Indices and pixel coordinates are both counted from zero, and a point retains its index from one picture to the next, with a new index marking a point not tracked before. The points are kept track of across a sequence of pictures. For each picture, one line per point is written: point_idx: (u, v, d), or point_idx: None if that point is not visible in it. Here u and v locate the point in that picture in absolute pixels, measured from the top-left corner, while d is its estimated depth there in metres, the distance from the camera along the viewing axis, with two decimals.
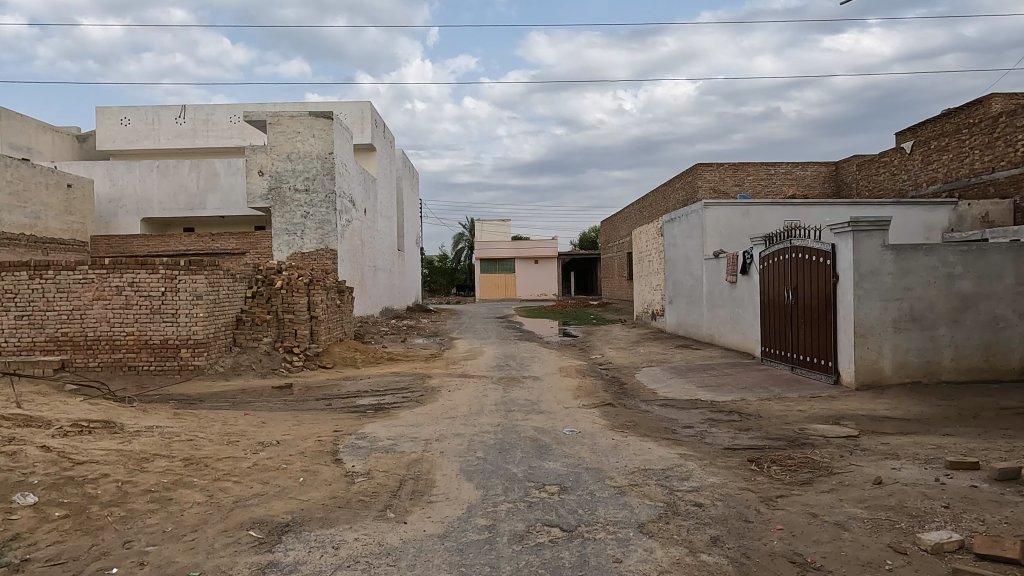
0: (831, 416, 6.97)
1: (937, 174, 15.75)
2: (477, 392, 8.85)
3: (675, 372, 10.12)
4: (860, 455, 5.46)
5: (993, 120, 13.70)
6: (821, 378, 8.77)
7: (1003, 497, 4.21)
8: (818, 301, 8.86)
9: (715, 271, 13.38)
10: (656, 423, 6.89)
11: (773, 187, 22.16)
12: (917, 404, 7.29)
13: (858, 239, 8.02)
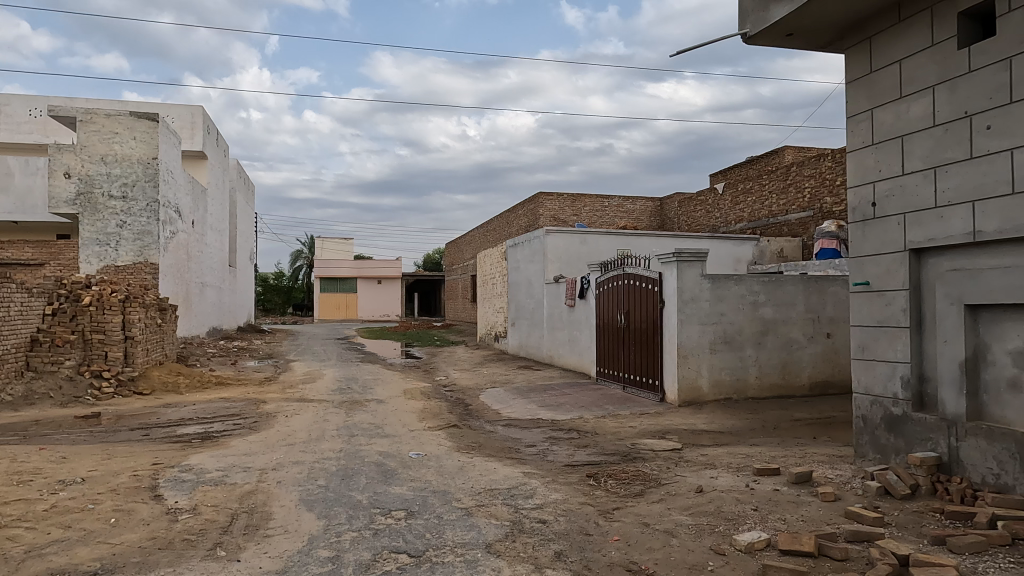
0: (657, 431, 7.54)
1: (743, 213, 17.80)
2: (317, 417, 8.44)
3: (518, 393, 10.38)
4: (683, 466, 5.97)
5: (787, 170, 15.91)
6: (648, 396, 9.46)
7: (799, 498, 4.82)
8: (647, 325, 9.59)
9: (555, 295, 13.99)
10: (501, 443, 7.01)
11: (607, 218, 23.66)
12: (729, 417, 8.12)
13: (681, 268, 8.80)
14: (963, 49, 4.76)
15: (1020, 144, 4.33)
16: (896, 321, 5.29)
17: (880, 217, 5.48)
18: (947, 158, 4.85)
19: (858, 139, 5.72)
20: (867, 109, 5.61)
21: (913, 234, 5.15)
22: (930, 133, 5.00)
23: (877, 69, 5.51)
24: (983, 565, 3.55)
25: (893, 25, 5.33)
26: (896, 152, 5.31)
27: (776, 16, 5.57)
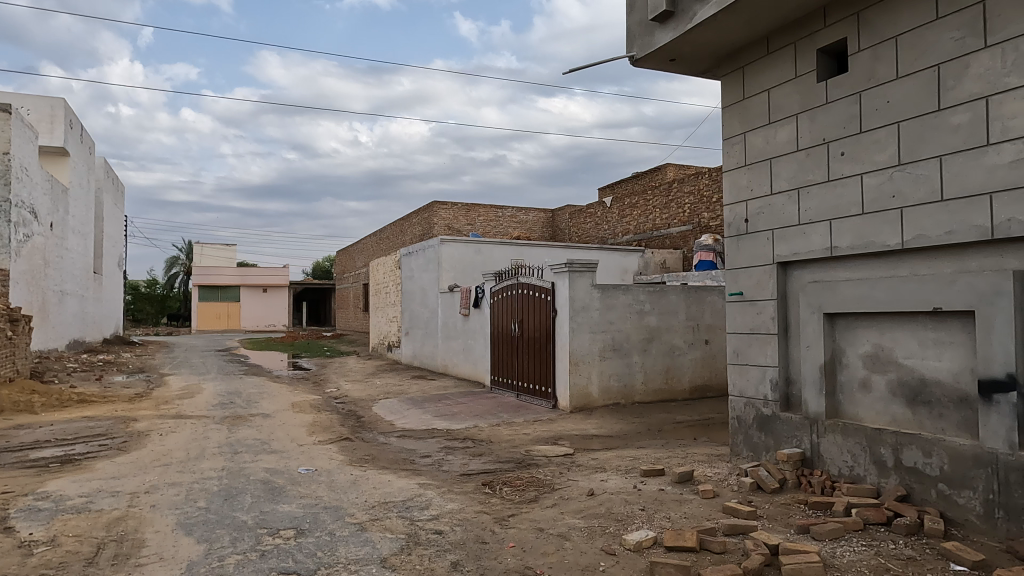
0: (550, 437, 7.71)
1: (629, 226, 18.64)
2: (196, 434, 7.92)
3: (412, 403, 10.26)
4: (575, 470, 6.14)
5: (669, 186, 16.85)
6: (541, 403, 9.66)
7: (682, 496, 5.10)
8: (540, 334, 9.80)
9: (449, 304, 13.98)
10: (395, 455, 6.89)
11: (500, 228, 23.94)
12: (618, 422, 8.45)
13: (573, 278, 9.07)
14: (821, 82, 5.27)
15: (868, 170, 4.86)
16: (766, 328, 5.73)
17: (752, 233, 5.93)
18: (809, 180, 5.34)
19: (733, 160, 6.17)
20: (741, 133, 6.07)
21: (781, 248, 5.61)
22: (794, 156, 5.49)
23: (749, 96, 5.97)
24: (840, 549, 3.93)
25: (763, 56, 5.81)
26: (766, 173, 5.78)
27: (661, 41, 5.89)
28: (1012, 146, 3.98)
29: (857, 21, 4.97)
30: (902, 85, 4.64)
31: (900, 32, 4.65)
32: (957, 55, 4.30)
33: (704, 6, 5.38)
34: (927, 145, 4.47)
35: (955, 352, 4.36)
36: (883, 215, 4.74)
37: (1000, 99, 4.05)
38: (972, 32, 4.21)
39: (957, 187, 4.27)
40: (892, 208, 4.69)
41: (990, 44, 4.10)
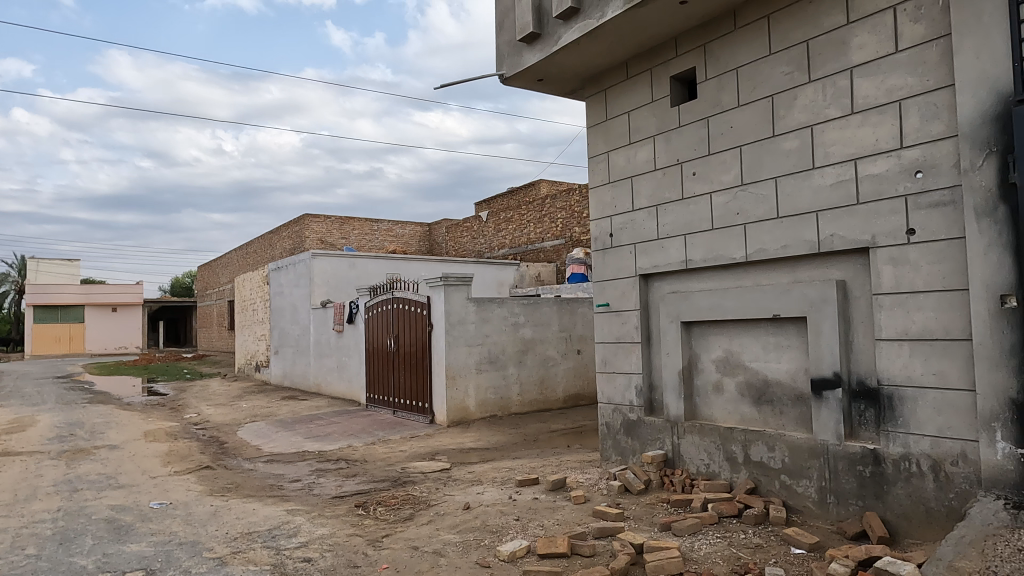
0: (427, 453, 7.63)
1: (505, 240, 18.98)
2: (27, 473, 7.05)
3: (281, 425, 9.77)
4: (452, 485, 6.12)
5: (542, 202, 17.37)
6: (418, 418, 9.54)
7: (555, 503, 5.22)
8: (416, 348, 9.69)
9: (321, 321, 13.49)
10: (261, 481, 6.52)
11: (376, 242, 23.49)
12: (494, 434, 8.52)
13: (448, 292, 9.07)
14: (674, 106, 5.67)
15: (716, 189, 5.28)
16: (631, 337, 6.03)
17: (616, 247, 6.23)
18: (666, 198, 5.70)
19: (597, 178, 6.47)
20: (604, 152, 6.37)
21: (642, 261, 5.94)
22: (652, 175, 5.85)
23: (611, 117, 6.30)
24: (698, 543, 4.19)
25: (622, 80, 6.16)
26: (627, 191, 6.11)
27: (528, 60, 6.08)
28: (834, 170, 4.50)
29: (704, 51, 5.41)
30: (742, 112, 5.10)
31: (740, 64, 5.12)
32: (787, 88, 4.79)
33: (567, 30, 5.62)
34: (764, 168, 4.93)
35: (792, 354, 4.82)
36: (729, 231, 5.17)
37: (823, 127, 4.56)
38: (799, 68, 4.71)
39: (790, 206, 4.75)
40: (737, 224, 5.11)
41: (814, 79, 4.62)
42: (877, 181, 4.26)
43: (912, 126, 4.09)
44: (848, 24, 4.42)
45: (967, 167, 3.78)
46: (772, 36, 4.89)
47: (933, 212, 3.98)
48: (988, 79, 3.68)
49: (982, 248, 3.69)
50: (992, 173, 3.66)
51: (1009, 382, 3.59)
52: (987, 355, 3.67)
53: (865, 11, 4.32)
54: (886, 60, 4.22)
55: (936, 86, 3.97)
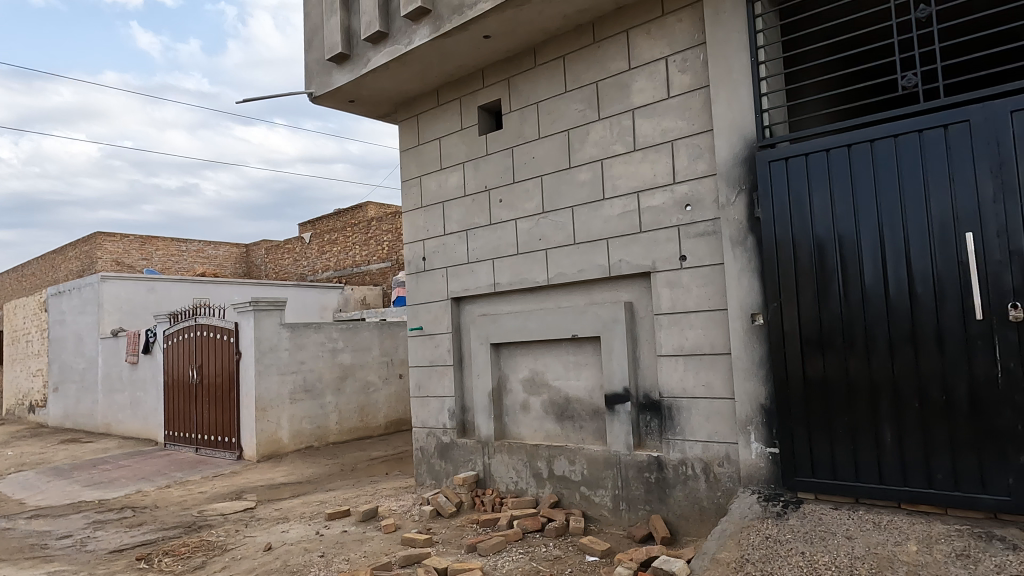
0: (231, 492, 7.07)
1: (329, 262, 18.37)
2: None
3: (56, 474, 8.52)
4: (254, 525, 5.70)
5: (368, 223, 17.11)
6: (224, 455, 8.82)
7: (364, 535, 5.07)
8: (222, 379, 8.98)
9: (112, 352, 12.04)
10: (20, 541, 5.61)
11: (184, 263, 21.57)
12: (309, 466, 8.11)
13: (259, 317, 8.54)
14: (482, 135, 5.87)
15: (520, 216, 5.52)
16: (443, 360, 6.08)
17: (429, 270, 6.27)
18: (475, 223, 5.86)
19: (410, 202, 6.49)
20: (417, 176, 6.42)
21: (454, 284, 6.03)
22: (462, 201, 5.98)
23: (423, 142, 6.37)
24: (502, 560, 4.28)
25: (433, 107, 6.27)
26: (439, 215, 6.19)
27: (337, 81, 5.97)
28: (620, 201, 4.91)
29: (508, 85, 5.68)
30: (542, 144, 5.41)
31: (540, 99, 5.44)
32: (580, 123, 5.17)
33: (376, 54, 5.62)
34: (562, 197, 5.26)
35: (590, 372, 5.15)
36: (532, 256, 5.43)
37: (611, 162, 4.97)
38: (590, 106, 5.11)
39: (585, 233, 5.10)
40: (539, 249, 5.38)
41: (602, 117, 5.03)
42: (655, 212, 4.71)
43: (682, 164, 4.59)
44: (629, 70, 4.88)
45: (724, 202, 4.32)
46: (567, 75, 5.26)
47: (700, 241, 4.49)
48: (738, 126, 4.25)
49: (737, 273, 4.24)
50: (743, 208, 4.23)
51: (759, 389, 4.13)
52: (743, 367, 4.20)
53: (643, 59, 4.80)
54: (660, 104, 4.71)
55: (699, 130, 4.50)
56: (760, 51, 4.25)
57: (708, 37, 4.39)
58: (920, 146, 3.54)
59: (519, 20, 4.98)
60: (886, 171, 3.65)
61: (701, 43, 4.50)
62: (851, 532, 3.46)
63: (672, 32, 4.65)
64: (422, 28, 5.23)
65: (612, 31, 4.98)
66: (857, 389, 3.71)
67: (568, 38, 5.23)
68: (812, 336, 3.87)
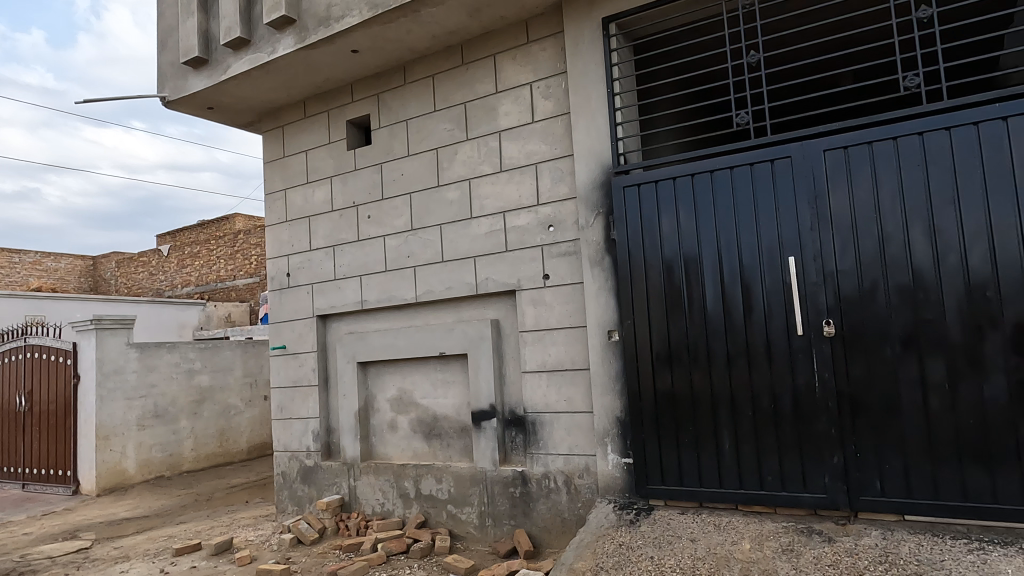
0: (63, 531, 6.36)
1: (190, 277, 17.22)
2: None
3: None
4: (88, 567, 5.16)
5: (235, 236, 16.27)
6: (57, 491, 7.92)
7: (215, 569, 4.74)
8: (56, 406, 8.10)
9: None
10: None
11: (16, 277, 19.33)
12: (159, 498, 7.49)
13: (102, 337, 7.82)
14: (350, 150, 5.78)
15: (389, 233, 5.47)
16: (308, 380, 5.86)
17: (293, 287, 6.04)
18: (342, 239, 5.73)
19: (274, 215, 6.23)
20: (281, 189, 6.19)
21: (319, 301, 5.84)
22: (329, 216, 5.84)
23: (288, 154, 6.16)
24: None
25: (300, 119, 6.09)
26: (304, 230, 5.99)
27: (193, 86, 5.64)
28: (487, 220, 5.00)
29: (377, 101, 5.63)
30: (411, 162, 5.41)
31: (410, 117, 5.45)
32: (448, 143, 5.23)
33: (237, 61, 5.37)
34: (431, 215, 5.27)
35: (457, 389, 5.17)
36: (401, 273, 5.38)
37: (478, 182, 5.06)
38: (459, 126, 5.18)
39: (453, 251, 5.14)
40: (407, 266, 5.36)
41: (470, 137, 5.12)
42: (520, 232, 4.84)
43: (545, 187, 4.75)
44: (496, 93, 5.01)
45: (584, 224, 4.52)
46: (436, 95, 5.31)
47: (562, 260, 4.66)
48: (596, 152, 4.48)
49: (595, 292, 4.44)
50: (600, 230, 4.45)
51: (615, 403, 4.33)
52: (600, 381, 4.39)
53: (509, 83, 4.95)
54: (525, 128, 4.87)
55: (561, 154, 4.69)
56: (615, 83, 4.51)
57: (569, 67, 4.61)
58: (751, 179, 3.91)
59: (387, 37, 4.97)
60: (724, 200, 3.99)
61: (562, 71, 4.72)
62: (694, 534, 3.71)
63: (535, 59, 4.84)
64: (287, 38, 5.08)
65: (480, 54, 5.09)
66: (700, 400, 4.00)
67: (438, 58, 5.30)
68: (662, 351, 4.13)
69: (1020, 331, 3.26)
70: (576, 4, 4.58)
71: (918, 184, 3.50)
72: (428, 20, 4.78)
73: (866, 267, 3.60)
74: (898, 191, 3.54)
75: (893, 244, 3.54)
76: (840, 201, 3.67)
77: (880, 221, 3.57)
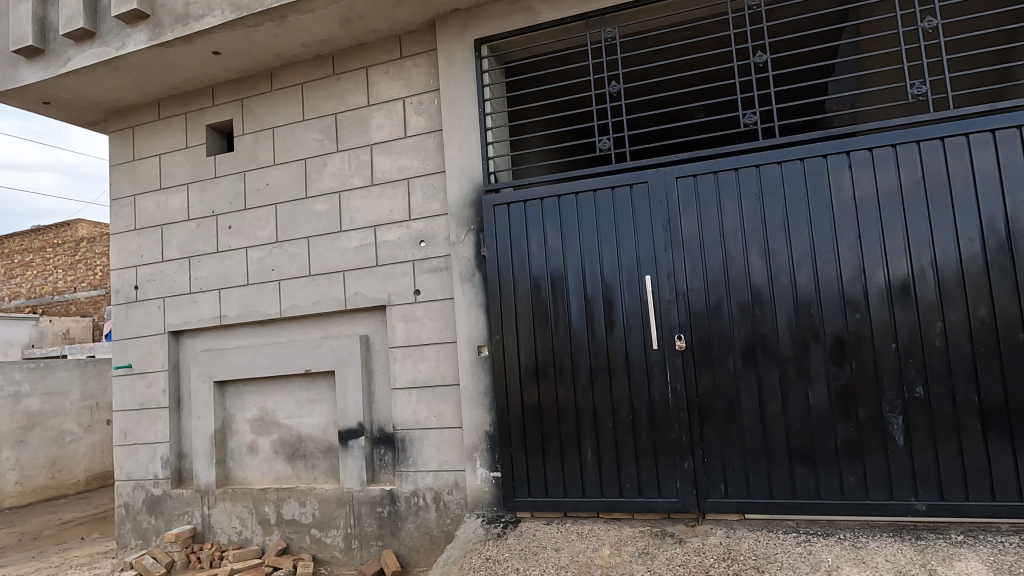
0: None
1: (20, 289, 15.45)
2: None
3: None
4: None
5: (76, 244, 14.86)
6: None
7: None
8: None
9: None
10: None
11: None
12: None
13: None
14: (210, 156, 5.46)
15: (251, 245, 5.22)
16: (156, 402, 5.41)
17: (142, 300, 5.58)
18: (199, 250, 5.38)
19: (121, 223, 5.74)
20: (130, 195, 5.72)
21: (172, 316, 5.44)
22: (185, 225, 5.47)
23: (139, 158, 5.71)
24: None
25: (154, 121, 5.68)
26: (156, 239, 5.57)
27: (25, 77, 5.08)
28: (357, 234, 4.90)
29: (241, 106, 5.38)
30: (278, 171, 5.20)
31: (276, 125, 5.25)
32: (317, 153, 5.09)
33: (79, 53, 4.92)
34: (298, 227, 5.09)
35: (323, 408, 4.99)
36: (264, 287, 5.14)
37: (348, 195, 4.96)
38: (328, 137, 5.06)
39: (321, 265, 4.99)
40: (271, 280, 5.12)
41: (341, 149, 5.01)
42: (391, 247, 4.79)
43: (417, 202, 4.75)
44: (368, 106, 4.95)
45: (455, 240, 4.56)
46: (305, 104, 5.15)
47: (433, 275, 4.66)
48: (467, 170, 4.55)
49: (465, 307, 4.48)
50: (471, 247, 4.51)
51: (484, 417, 4.38)
52: (469, 396, 4.42)
53: (381, 97, 4.91)
54: (397, 142, 4.84)
55: (433, 170, 4.71)
56: (487, 103, 4.62)
57: (442, 85, 4.65)
58: (612, 201, 4.14)
59: (253, 41, 4.78)
60: (587, 220, 4.19)
61: (435, 88, 4.75)
62: (558, 544, 3.83)
63: (408, 74, 4.85)
64: (139, 33, 4.73)
65: (352, 66, 5.02)
66: (565, 412, 4.14)
67: (307, 67, 5.16)
68: (529, 365, 4.24)
69: (838, 344, 3.67)
70: (449, 23, 4.65)
71: (756, 211, 3.87)
72: (297, 28, 4.64)
73: (712, 286, 3.91)
74: (739, 217, 3.89)
75: (735, 265, 3.88)
76: (690, 224, 3.98)
77: (723, 243, 3.91)
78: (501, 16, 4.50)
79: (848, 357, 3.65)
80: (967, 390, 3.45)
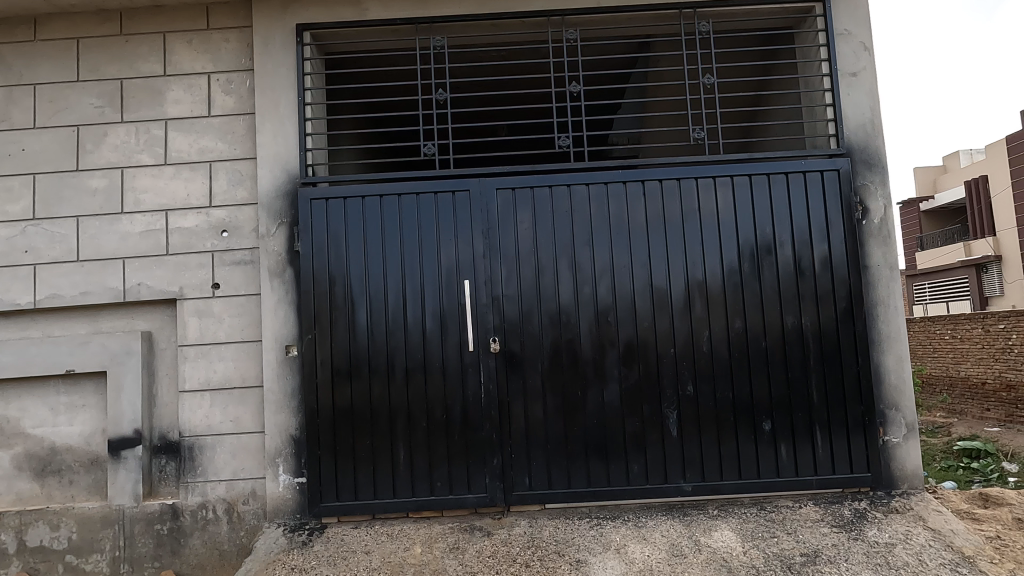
0: None
1: None
2: None
3: None
4: None
5: None
6: None
7: None
8: None
9: None
10: None
11: None
12: None
13: None
14: None
15: None
16: None
17: None
18: None
19: None
20: None
21: None
22: None
23: None
24: None
25: None
26: None
27: None
28: (142, 218, 4.35)
29: None
30: (39, 136, 4.42)
31: (39, 81, 4.46)
32: (95, 121, 4.42)
33: None
34: (64, 204, 4.37)
35: (87, 415, 4.32)
36: (13, 271, 4.32)
37: (133, 172, 4.38)
38: (111, 104, 4.43)
39: (93, 250, 4.33)
40: (24, 263, 4.33)
41: (126, 120, 4.41)
42: (185, 235, 4.33)
43: (219, 188, 4.36)
44: (163, 76, 4.44)
45: (264, 232, 4.28)
46: (81, 62, 4.46)
47: (235, 269, 4.32)
48: (283, 160, 4.31)
49: (273, 305, 4.22)
50: (283, 240, 4.27)
51: (290, 420, 4.16)
52: (274, 399, 4.17)
53: (180, 69, 4.44)
54: (199, 120, 4.41)
55: (241, 156, 4.38)
56: (307, 93, 4.42)
57: (257, 65, 4.34)
58: (434, 205, 4.22)
59: None
60: (410, 222, 4.22)
61: (248, 68, 4.43)
62: (368, 547, 3.79)
63: (216, 49, 4.45)
64: None
65: (146, 29, 4.47)
66: (378, 413, 4.11)
67: (87, 20, 4.48)
68: (342, 366, 4.13)
69: (630, 348, 4.17)
70: (269, 2, 4.38)
71: (565, 227, 4.23)
72: None
73: (525, 293, 4.18)
74: (551, 230, 4.23)
75: (546, 273, 4.20)
76: (508, 234, 4.22)
77: (537, 254, 4.21)
78: (328, 5, 4.36)
79: (636, 361, 4.16)
80: (724, 388, 4.14)
